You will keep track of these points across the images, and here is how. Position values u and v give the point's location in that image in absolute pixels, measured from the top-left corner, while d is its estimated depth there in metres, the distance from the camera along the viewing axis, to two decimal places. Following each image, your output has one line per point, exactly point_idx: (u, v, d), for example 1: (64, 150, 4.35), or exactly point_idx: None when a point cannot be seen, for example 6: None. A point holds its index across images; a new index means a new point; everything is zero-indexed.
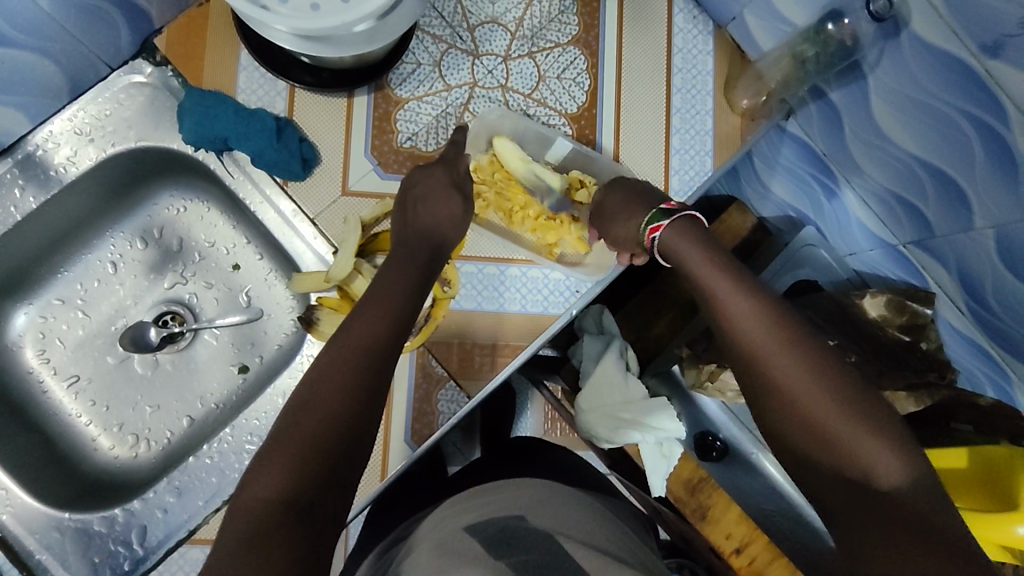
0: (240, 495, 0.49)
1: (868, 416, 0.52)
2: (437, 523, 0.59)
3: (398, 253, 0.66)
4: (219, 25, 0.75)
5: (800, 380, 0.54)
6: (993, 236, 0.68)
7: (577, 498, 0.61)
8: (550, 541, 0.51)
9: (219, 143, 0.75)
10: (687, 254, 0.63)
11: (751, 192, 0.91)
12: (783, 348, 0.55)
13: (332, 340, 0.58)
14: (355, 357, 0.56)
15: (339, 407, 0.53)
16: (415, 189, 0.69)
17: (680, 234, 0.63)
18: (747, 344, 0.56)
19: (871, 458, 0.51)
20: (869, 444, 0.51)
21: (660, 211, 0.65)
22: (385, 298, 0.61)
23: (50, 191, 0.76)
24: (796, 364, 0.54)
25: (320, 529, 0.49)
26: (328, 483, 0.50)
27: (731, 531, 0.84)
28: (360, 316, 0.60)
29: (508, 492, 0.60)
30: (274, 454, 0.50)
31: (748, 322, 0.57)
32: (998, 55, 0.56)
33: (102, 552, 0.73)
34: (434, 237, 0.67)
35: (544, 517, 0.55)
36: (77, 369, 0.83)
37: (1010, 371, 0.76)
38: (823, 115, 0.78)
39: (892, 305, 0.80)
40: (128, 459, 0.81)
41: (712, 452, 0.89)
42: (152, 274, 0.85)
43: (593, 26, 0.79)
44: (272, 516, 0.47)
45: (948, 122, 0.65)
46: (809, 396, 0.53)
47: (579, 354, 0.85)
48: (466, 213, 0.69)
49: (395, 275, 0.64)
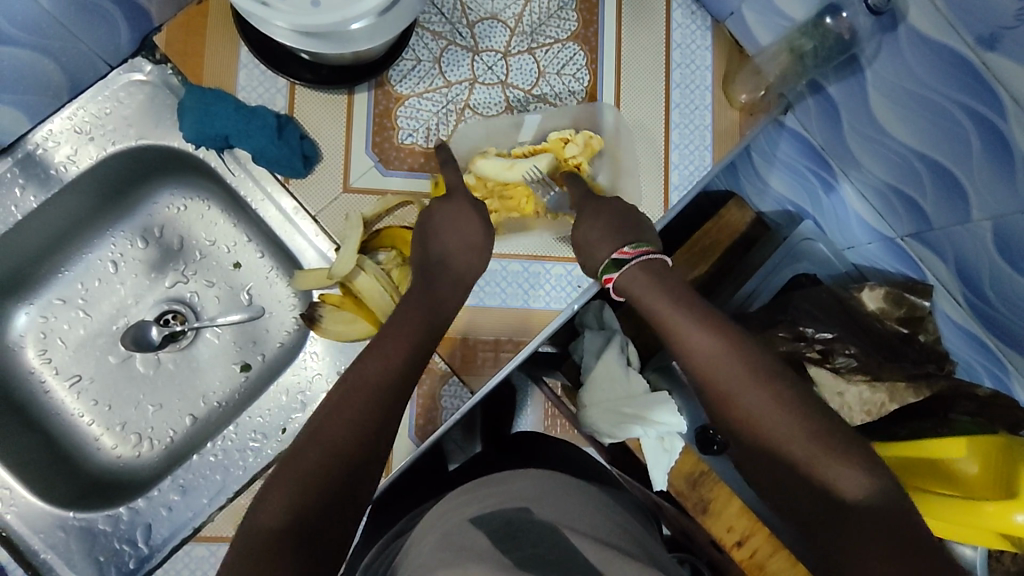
0: (246, 521, 0.50)
1: (834, 441, 0.58)
2: (440, 517, 0.59)
3: (420, 286, 0.68)
4: (218, 22, 0.75)
5: (763, 413, 0.60)
6: (990, 228, 0.69)
7: (581, 492, 0.61)
8: (555, 533, 0.52)
9: (219, 142, 0.75)
10: (656, 298, 0.67)
11: (750, 187, 0.88)
12: (752, 384, 0.61)
13: (347, 373, 0.59)
14: (369, 389, 0.58)
15: (351, 438, 0.55)
16: (434, 218, 0.70)
17: (647, 274, 0.67)
18: (721, 387, 0.62)
19: (844, 478, 0.56)
20: (843, 467, 0.56)
21: (614, 262, 0.68)
22: (402, 333, 0.63)
23: (51, 190, 0.76)
24: (761, 398, 0.60)
25: (318, 555, 0.48)
26: (333, 507, 0.51)
27: (733, 524, 0.83)
28: (379, 350, 0.61)
29: (512, 483, 0.60)
30: (284, 479, 0.51)
31: (720, 367, 0.62)
32: (994, 48, 0.57)
33: (107, 550, 0.73)
34: (455, 272, 0.69)
35: (548, 509, 0.56)
36: (79, 369, 0.83)
37: (1007, 362, 0.77)
38: (820, 109, 0.79)
39: (890, 298, 0.82)
40: (131, 458, 0.81)
41: (713, 446, 0.84)
42: (153, 273, 0.85)
43: (592, 22, 0.80)
44: (276, 539, 0.47)
45: (946, 116, 0.65)
46: (775, 425, 0.59)
47: (579, 349, 0.86)
48: (485, 241, 0.70)
49: (415, 307, 0.65)
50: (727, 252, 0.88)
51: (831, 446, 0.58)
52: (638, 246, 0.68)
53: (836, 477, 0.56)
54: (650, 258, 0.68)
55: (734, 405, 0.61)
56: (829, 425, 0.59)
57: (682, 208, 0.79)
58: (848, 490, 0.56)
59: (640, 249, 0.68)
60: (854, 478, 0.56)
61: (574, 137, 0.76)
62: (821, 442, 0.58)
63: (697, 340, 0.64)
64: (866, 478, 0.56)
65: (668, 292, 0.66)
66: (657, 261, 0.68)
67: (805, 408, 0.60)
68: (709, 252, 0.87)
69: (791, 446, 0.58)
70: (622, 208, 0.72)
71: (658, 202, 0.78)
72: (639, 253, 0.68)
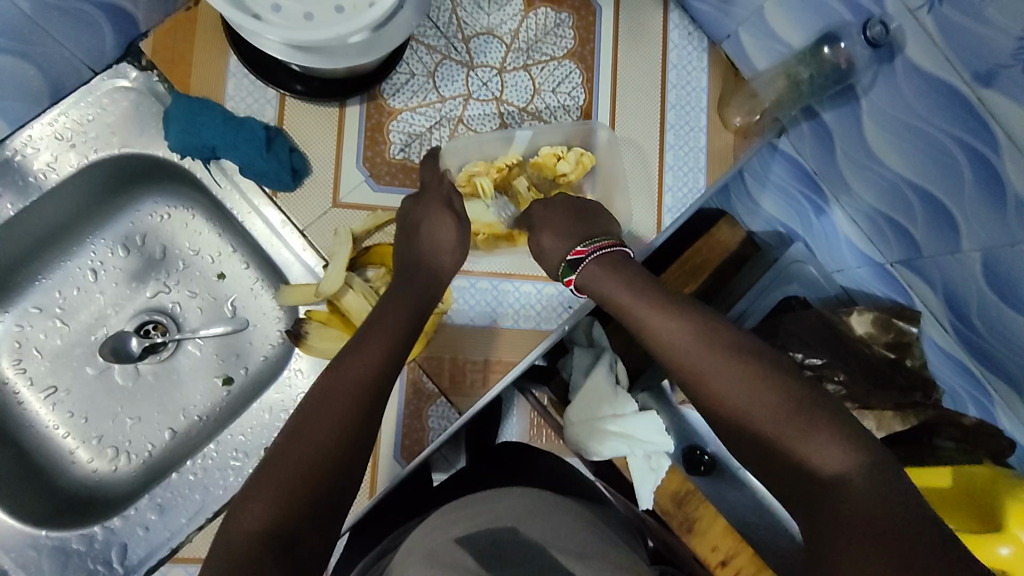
0: (227, 527, 0.49)
1: (809, 415, 0.54)
2: (424, 537, 0.56)
3: (395, 286, 0.67)
4: (206, 32, 0.74)
5: (729, 391, 0.57)
6: (979, 259, 0.69)
7: (566, 506, 0.60)
8: (542, 555, 0.50)
9: (205, 152, 0.73)
10: (611, 289, 0.67)
11: (741, 207, 0.87)
12: (718, 359, 0.59)
13: (329, 369, 0.58)
14: (344, 387, 0.57)
15: (327, 435, 0.54)
16: (411, 217, 0.71)
17: (602, 267, 0.68)
18: (690, 370, 0.60)
19: (820, 452, 0.52)
20: (821, 439, 0.53)
21: (570, 263, 0.70)
22: (383, 331, 0.62)
23: (29, 198, 0.73)
24: (729, 375, 0.58)
25: (299, 563, 0.47)
26: (313, 515, 0.50)
27: (717, 544, 0.82)
28: (365, 343, 0.61)
29: (500, 502, 0.58)
30: (260, 484, 0.50)
31: (684, 350, 0.61)
32: (990, 84, 0.57)
33: (80, 571, 0.71)
34: (427, 267, 0.68)
35: (536, 529, 0.54)
36: (55, 380, 0.80)
37: (990, 389, 0.77)
38: (814, 135, 0.79)
39: (877, 322, 0.82)
40: (107, 472, 0.79)
41: (701, 466, 0.88)
42: (134, 283, 0.83)
43: (589, 41, 0.79)
44: (253, 547, 0.46)
45: (941, 149, 0.65)
46: (749, 401, 0.57)
47: (568, 366, 0.85)
48: (457, 241, 0.70)
49: (395, 303, 0.65)
50: (718, 271, 0.87)
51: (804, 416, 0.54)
52: (593, 242, 0.69)
53: (818, 454, 0.52)
54: (607, 252, 0.69)
55: (702, 380, 0.59)
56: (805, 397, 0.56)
57: (674, 230, 0.78)
58: (833, 466, 0.52)
59: (596, 244, 0.69)
60: (834, 449, 0.52)
61: (563, 151, 0.76)
62: (795, 415, 0.55)
63: (663, 322, 0.63)
64: (845, 447, 0.52)
65: (628, 281, 0.67)
66: (616, 253, 0.69)
67: (780, 383, 0.57)
68: (699, 271, 0.85)
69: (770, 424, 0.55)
70: (585, 211, 0.73)
71: (651, 223, 0.78)
72: (593, 249, 0.69)
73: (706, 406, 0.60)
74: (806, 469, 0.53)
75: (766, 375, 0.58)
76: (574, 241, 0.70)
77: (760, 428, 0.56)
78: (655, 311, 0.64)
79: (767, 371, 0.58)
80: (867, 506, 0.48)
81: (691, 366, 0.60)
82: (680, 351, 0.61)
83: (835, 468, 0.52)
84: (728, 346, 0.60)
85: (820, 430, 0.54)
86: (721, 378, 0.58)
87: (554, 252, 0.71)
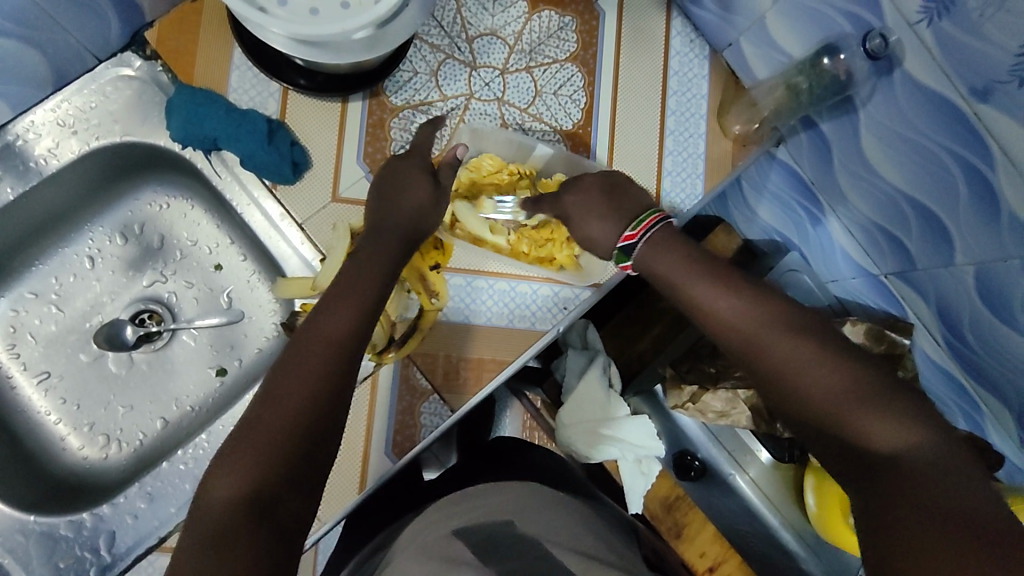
0: (203, 496, 0.49)
1: (869, 396, 0.52)
2: (422, 529, 0.56)
3: (370, 243, 0.65)
4: (211, 28, 0.74)
5: (789, 367, 0.56)
6: (972, 272, 0.69)
7: (558, 500, 0.60)
8: (535, 543, 0.50)
9: (207, 143, 0.73)
10: (661, 266, 0.64)
11: (739, 215, 0.91)
12: (779, 337, 0.57)
13: (299, 332, 0.58)
14: (318, 350, 0.57)
15: (303, 400, 0.53)
16: (391, 178, 0.69)
17: (651, 246, 0.65)
18: (748, 343, 0.58)
19: (876, 429, 0.51)
20: (879, 417, 0.51)
21: (622, 249, 0.66)
22: (354, 291, 0.62)
23: (30, 183, 0.73)
24: (792, 351, 0.56)
25: (281, 527, 0.48)
26: (292, 479, 0.50)
27: (705, 550, 0.84)
28: (337, 306, 0.60)
29: (496, 497, 0.58)
30: (236, 451, 0.50)
31: (740, 324, 0.59)
32: (987, 100, 0.58)
33: (68, 557, 0.71)
34: (401, 228, 0.66)
35: (531, 522, 0.54)
36: (48, 365, 0.80)
37: (980, 404, 0.78)
38: (812, 145, 0.80)
39: (871, 333, 0.81)
40: (97, 460, 0.79)
41: (690, 472, 0.90)
42: (130, 271, 0.83)
43: (591, 45, 0.79)
44: (232, 515, 0.47)
45: (936, 162, 0.66)
46: (811, 376, 0.55)
47: (562, 368, 0.85)
48: (437, 198, 0.69)
49: (369, 262, 0.64)
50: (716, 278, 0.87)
51: (864, 396, 0.52)
52: (640, 223, 0.66)
53: (873, 431, 0.51)
54: (657, 229, 0.66)
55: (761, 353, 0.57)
56: (870, 379, 0.53)
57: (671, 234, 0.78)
58: (889, 445, 0.50)
59: (644, 224, 0.66)
60: (893, 427, 0.50)
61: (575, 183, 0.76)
62: (855, 394, 0.53)
63: (718, 299, 0.61)
64: (911, 423, 0.50)
65: (682, 257, 0.64)
66: (665, 230, 0.66)
67: (840, 362, 0.55)
68: None
69: (831, 400, 0.53)
70: (618, 189, 0.69)
71: None
72: (643, 231, 0.65)
73: (761, 381, 0.58)
74: (861, 446, 0.51)
75: (827, 353, 0.56)
76: (622, 223, 0.66)
77: (817, 404, 0.54)
78: (709, 288, 0.62)
79: (828, 350, 0.56)
80: (922, 480, 0.46)
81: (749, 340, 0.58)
82: (742, 325, 0.59)
83: (895, 446, 0.50)
84: (788, 322, 0.58)
85: (882, 410, 0.52)
86: (783, 351, 0.57)
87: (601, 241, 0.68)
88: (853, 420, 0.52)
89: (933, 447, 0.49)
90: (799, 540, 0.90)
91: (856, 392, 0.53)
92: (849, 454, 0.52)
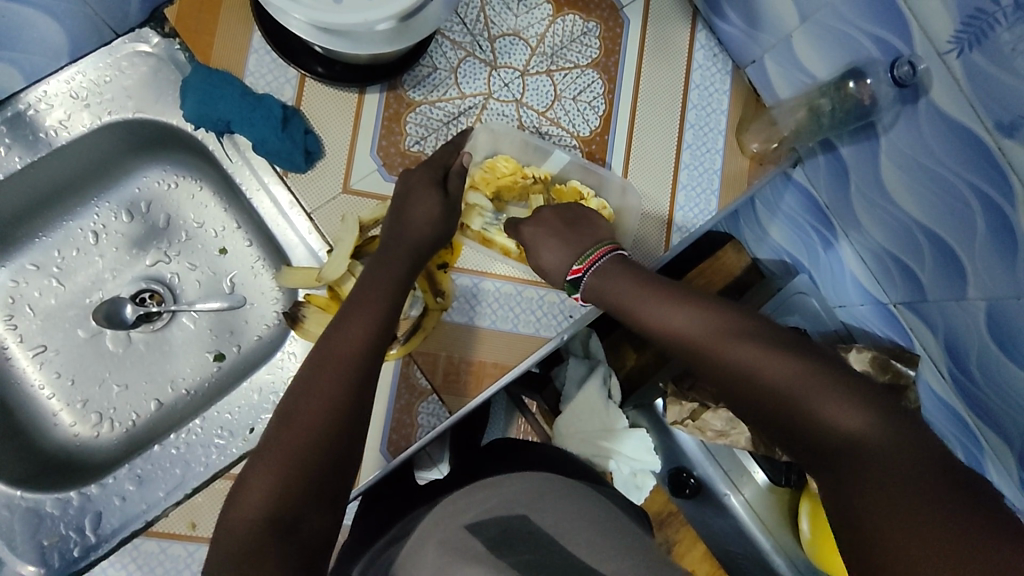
0: (226, 517, 0.49)
1: (822, 383, 0.54)
2: (436, 523, 0.52)
3: (381, 257, 0.66)
4: (232, 9, 0.73)
5: (746, 368, 0.57)
6: (984, 308, 0.68)
7: (573, 488, 0.57)
8: (546, 539, 0.46)
9: (221, 126, 0.72)
10: (619, 287, 0.67)
11: (749, 233, 0.94)
12: (731, 341, 0.59)
13: (316, 351, 0.58)
14: (338, 365, 0.57)
15: (324, 416, 0.53)
16: (399, 195, 0.69)
17: (602, 274, 0.68)
18: (707, 349, 0.60)
19: (833, 416, 0.52)
20: (834, 403, 0.52)
21: (572, 282, 0.70)
22: (368, 305, 0.62)
23: (38, 153, 0.72)
24: (743, 353, 0.58)
25: (303, 543, 0.48)
26: (314, 493, 0.50)
27: (694, 567, 0.87)
28: (347, 322, 0.60)
29: (505, 487, 0.54)
30: (258, 471, 0.50)
31: (696, 334, 0.61)
32: (1012, 135, 0.57)
33: (52, 535, 0.70)
34: (410, 245, 0.67)
35: (547, 517, 0.49)
36: (45, 339, 0.80)
37: (982, 441, 0.77)
38: (830, 168, 0.79)
39: (876, 362, 0.78)
40: (89, 437, 0.78)
41: (685, 489, 0.89)
42: (134, 250, 0.82)
43: (614, 52, 0.79)
44: (259, 534, 0.47)
45: (954, 194, 0.66)
46: (766, 375, 0.56)
47: (562, 376, 0.84)
48: (444, 211, 0.69)
49: (384, 275, 0.65)
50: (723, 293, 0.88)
51: (818, 385, 0.54)
52: (586, 258, 0.69)
53: (832, 417, 0.52)
54: (604, 258, 0.69)
55: (718, 359, 0.59)
56: (824, 371, 0.55)
57: (681, 248, 0.78)
58: (849, 432, 0.51)
59: (590, 258, 0.69)
60: (847, 412, 0.52)
61: (590, 197, 0.76)
62: (810, 383, 0.54)
63: (674, 312, 0.63)
64: (858, 406, 0.52)
65: (635, 279, 0.67)
66: (613, 258, 0.69)
67: (793, 356, 0.56)
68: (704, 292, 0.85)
69: (788, 393, 0.55)
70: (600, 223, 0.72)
71: (659, 241, 0.77)
72: (589, 264, 0.69)
73: (726, 384, 0.59)
74: (824, 433, 0.52)
75: (778, 350, 0.57)
76: (570, 256, 0.69)
77: (776, 399, 0.55)
78: (666, 304, 0.64)
79: (778, 348, 0.57)
80: (884, 466, 0.47)
81: (707, 348, 0.60)
82: (697, 337, 0.61)
83: (852, 429, 0.51)
84: (739, 327, 0.60)
85: (836, 395, 0.53)
86: (735, 359, 0.58)
87: (555, 270, 0.70)
88: (811, 408, 0.53)
89: (889, 425, 0.50)
90: (790, 565, 0.89)
91: (811, 381, 0.54)
92: (814, 445, 0.53)
